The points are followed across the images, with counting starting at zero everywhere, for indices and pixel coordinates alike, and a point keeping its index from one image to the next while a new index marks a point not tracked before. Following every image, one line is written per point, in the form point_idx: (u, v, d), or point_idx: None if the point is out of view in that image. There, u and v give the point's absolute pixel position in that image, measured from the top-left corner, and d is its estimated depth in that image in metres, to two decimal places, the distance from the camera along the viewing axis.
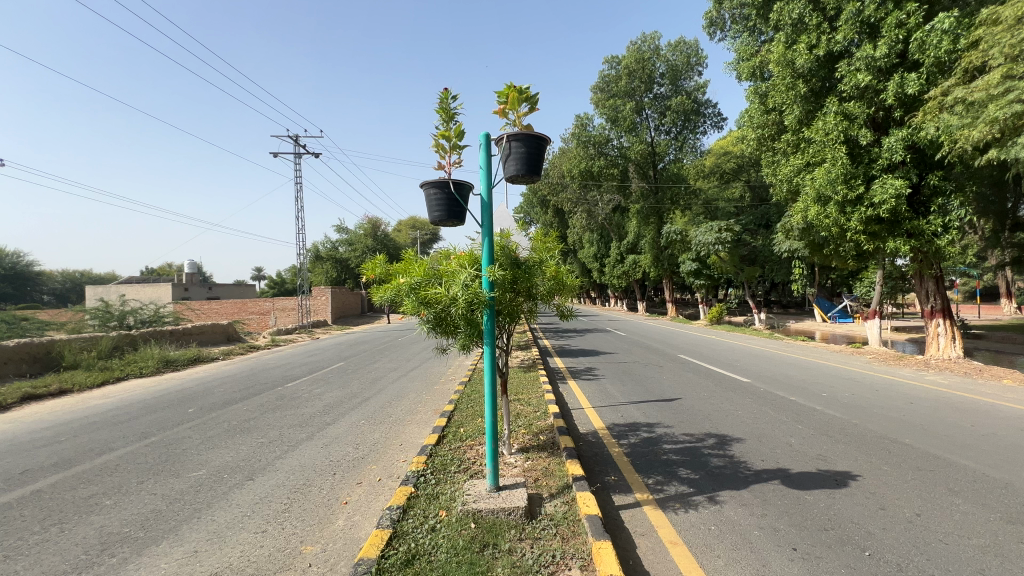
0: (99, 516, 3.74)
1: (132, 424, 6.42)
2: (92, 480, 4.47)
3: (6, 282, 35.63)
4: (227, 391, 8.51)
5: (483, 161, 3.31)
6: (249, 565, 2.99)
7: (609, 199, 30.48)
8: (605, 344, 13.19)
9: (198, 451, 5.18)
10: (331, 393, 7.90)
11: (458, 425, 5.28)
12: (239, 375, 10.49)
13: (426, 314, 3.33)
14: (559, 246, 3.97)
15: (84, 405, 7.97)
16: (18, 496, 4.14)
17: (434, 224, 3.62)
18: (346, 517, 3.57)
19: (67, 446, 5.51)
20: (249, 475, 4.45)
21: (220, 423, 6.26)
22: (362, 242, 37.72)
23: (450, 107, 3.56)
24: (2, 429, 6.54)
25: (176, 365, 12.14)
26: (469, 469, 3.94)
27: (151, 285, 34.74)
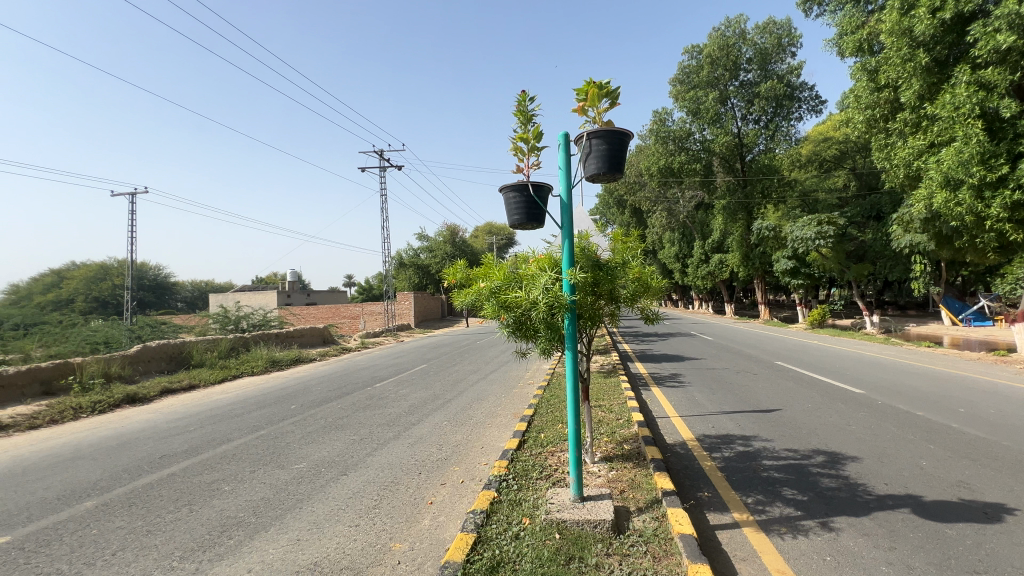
0: (219, 500, 4.18)
1: (246, 418, 7.14)
2: (214, 467, 5.01)
3: (150, 291, 41.84)
4: (324, 390, 9.20)
5: (562, 161, 3.24)
6: (344, 557, 3.15)
7: (691, 195, 29.11)
8: (690, 349, 12.48)
9: (299, 445, 5.63)
10: (415, 394, 8.24)
11: (538, 430, 5.24)
12: (334, 375, 11.31)
13: (506, 318, 3.32)
14: (640, 246, 3.80)
15: (208, 399, 9.03)
16: (158, 478, 4.76)
17: (513, 227, 3.60)
18: (431, 517, 3.67)
19: (195, 435, 6.27)
20: (343, 469, 4.75)
21: (318, 420, 6.77)
22: (441, 248, 39.28)
23: (528, 108, 3.53)
24: (144, 418, 7.57)
25: (281, 365, 13.40)
26: (551, 476, 3.88)
27: (263, 292, 38.84)
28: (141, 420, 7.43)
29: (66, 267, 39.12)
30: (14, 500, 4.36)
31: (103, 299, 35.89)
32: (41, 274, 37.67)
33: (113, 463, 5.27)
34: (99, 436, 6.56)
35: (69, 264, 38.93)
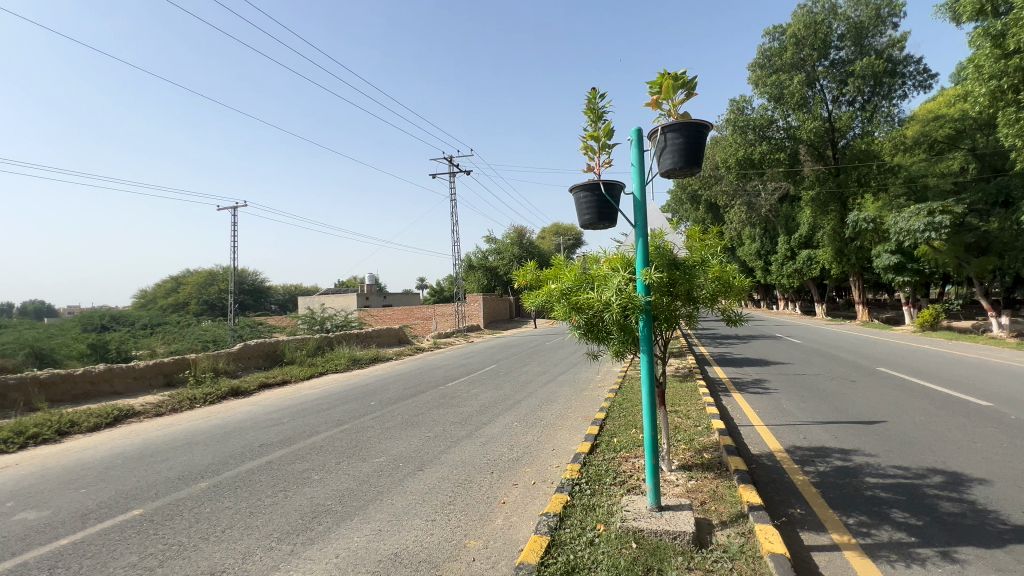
0: (310, 487, 4.52)
1: (331, 412, 7.67)
2: (305, 457, 5.43)
3: (249, 295, 46.32)
4: (400, 388, 9.64)
5: (635, 158, 3.15)
6: (422, 550, 3.27)
7: (774, 187, 27.47)
8: (775, 353, 11.60)
9: (379, 440, 5.94)
10: (486, 394, 8.40)
11: (610, 434, 5.11)
12: (409, 374, 11.82)
13: (577, 319, 3.27)
14: (720, 243, 3.59)
15: (298, 394, 9.82)
16: (258, 464, 5.25)
17: (583, 227, 3.54)
18: (505, 516, 3.70)
19: (288, 427, 6.83)
20: (419, 465, 4.94)
21: (395, 417, 7.10)
22: (509, 250, 39.73)
23: (598, 106, 3.47)
24: (245, 410, 8.37)
25: (361, 363, 14.24)
26: (626, 483, 3.77)
27: (344, 295, 41.56)
28: (243, 411, 8.22)
29: (182, 274, 44.31)
30: (145, 477, 5.01)
31: (211, 301, 40.24)
32: (163, 280, 43.03)
33: (222, 449, 5.88)
34: (210, 424, 7.36)
35: (184, 271, 44.13)
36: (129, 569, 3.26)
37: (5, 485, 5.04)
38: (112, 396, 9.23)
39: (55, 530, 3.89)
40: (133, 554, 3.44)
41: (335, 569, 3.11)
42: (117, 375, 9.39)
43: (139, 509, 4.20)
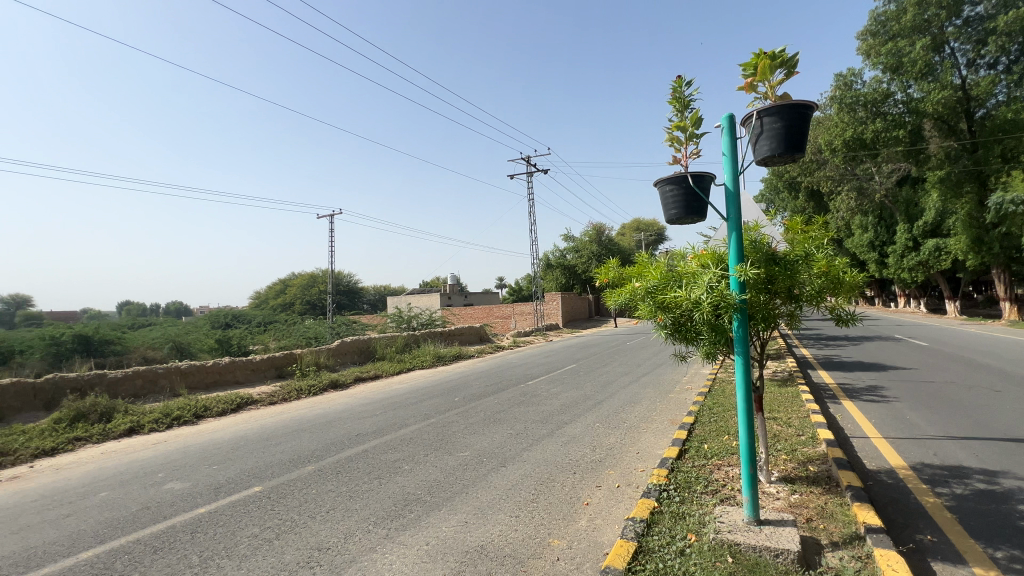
0: (401, 477, 4.79)
1: (419, 407, 8.10)
2: (396, 448, 5.77)
3: (345, 295, 50.24)
4: (482, 385, 9.91)
5: (726, 146, 2.95)
6: (507, 545, 3.33)
7: (891, 169, 24.32)
8: (894, 357, 10.26)
9: (464, 435, 6.15)
10: (566, 393, 8.37)
11: (700, 440, 4.85)
12: (490, 371, 12.10)
13: (663, 319, 3.13)
14: (827, 236, 3.26)
15: (390, 388, 10.49)
16: (356, 452, 5.68)
17: (669, 223, 3.39)
18: (588, 518, 3.65)
19: (381, 419, 7.31)
20: (502, 461, 5.05)
21: (479, 413, 7.31)
22: (587, 248, 39.17)
23: (684, 94, 3.30)
24: (343, 402, 9.10)
25: (445, 360, 14.85)
26: (719, 492, 3.55)
27: (428, 295, 43.60)
28: (342, 402, 8.95)
29: (289, 276, 49.18)
30: (262, 458, 5.64)
31: (313, 301, 44.21)
32: (273, 283, 48.08)
33: (324, 436, 6.45)
34: (314, 414, 8.09)
35: (290, 274, 48.98)
36: (252, 539, 3.69)
37: (157, 459, 5.93)
38: (235, 386, 10.51)
39: (194, 500, 4.51)
40: (255, 526, 3.89)
41: (425, 555, 3.27)
42: (239, 367, 10.67)
43: (258, 486, 4.73)
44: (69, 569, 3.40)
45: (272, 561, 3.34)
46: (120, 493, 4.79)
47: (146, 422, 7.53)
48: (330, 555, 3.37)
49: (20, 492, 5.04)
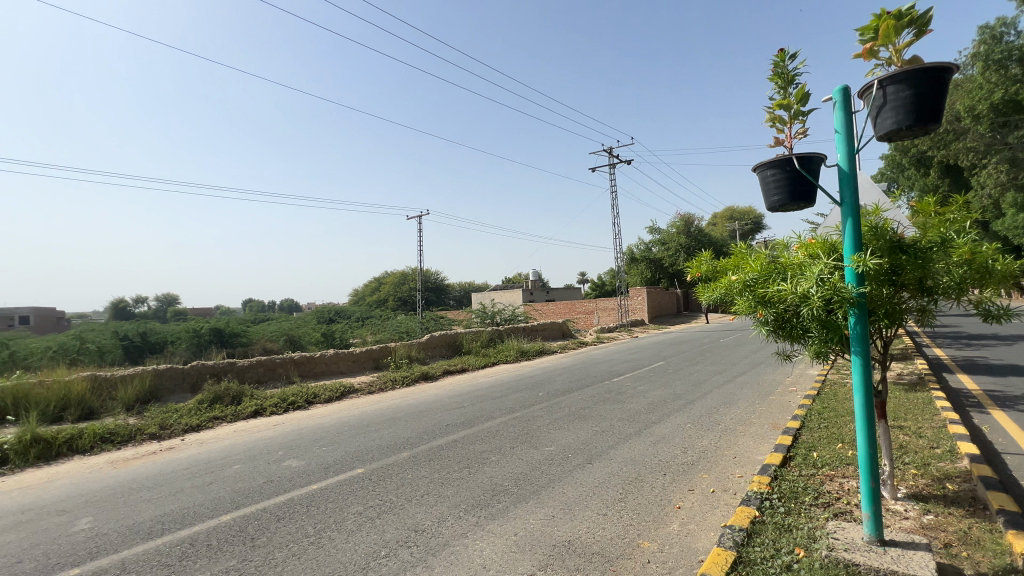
0: (489, 468, 4.95)
1: (505, 400, 8.29)
2: (484, 439, 5.97)
3: (433, 292, 52.77)
4: (566, 380, 9.89)
5: (839, 123, 2.66)
6: (595, 543, 3.30)
7: None
8: None
9: (549, 430, 6.18)
10: (654, 392, 8.07)
11: (808, 448, 4.42)
12: (574, 367, 12.03)
13: (764, 315, 2.88)
14: (969, 217, 2.80)
15: (476, 381, 10.86)
16: (446, 442, 5.96)
17: (771, 210, 3.11)
18: (680, 523, 3.50)
19: (468, 411, 7.59)
20: (588, 458, 5.00)
21: (563, 409, 7.30)
22: (674, 240, 37.40)
23: (788, 68, 3.01)
24: (434, 393, 9.58)
25: (529, 355, 15.04)
26: (832, 506, 3.22)
27: (511, 291, 44.36)
28: (432, 394, 9.43)
29: (383, 275, 52.71)
30: (364, 443, 6.13)
31: (404, 298, 46.99)
32: (369, 281, 51.96)
33: (418, 425, 6.85)
34: (408, 404, 8.61)
35: (384, 273, 52.49)
36: (357, 516, 4.03)
37: (278, 439, 6.70)
38: (339, 375, 11.52)
39: (309, 477, 5.03)
40: (358, 504, 4.24)
41: (514, 546, 3.35)
42: (342, 358, 11.69)
43: (361, 468, 5.15)
44: (213, 528, 3.96)
45: (374, 538, 3.62)
46: (249, 467, 5.48)
47: (267, 405, 8.53)
48: (425, 537, 3.58)
49: (173, 461, 5.95)
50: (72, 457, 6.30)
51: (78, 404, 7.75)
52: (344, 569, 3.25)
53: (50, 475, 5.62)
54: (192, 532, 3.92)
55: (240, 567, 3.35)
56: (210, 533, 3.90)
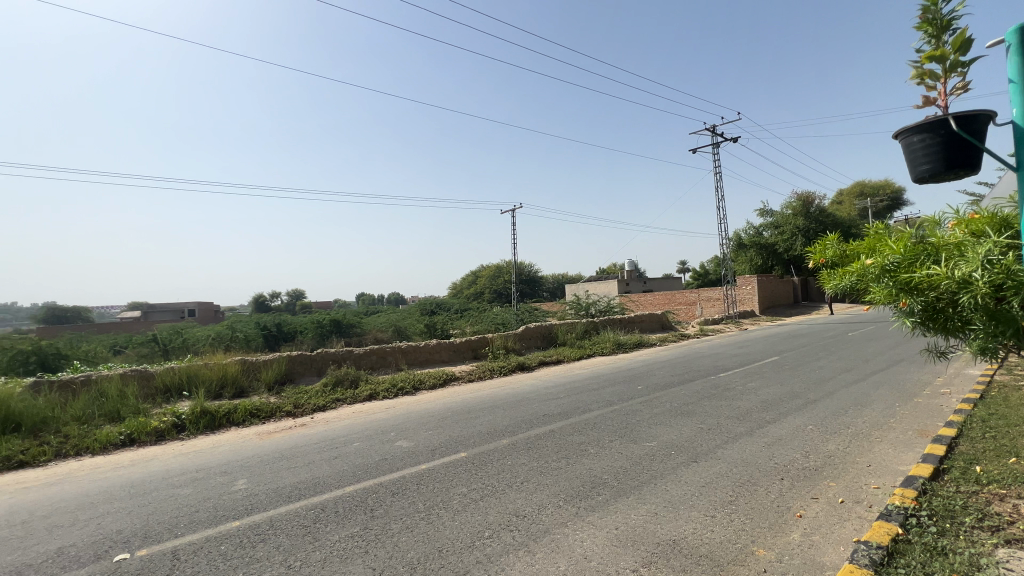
0: (588, 459, 4.92)
1: (602, 392, 8.16)
2: (581, 431, 5.95)
3: (527, 284, 53.52)
4: (666, 374, 9.46)
5: (1015, 71, 2.19)
6: (702, 545, 3.14)
7: None
8: None
9: (648, 425, 5.98)
10: (767, 389, 7.40)
11: (969, 460, 3.76)
12: (675, 361, 11.45)
13: (909, 305, 2.50)
14: None
15: (572, 373, 10.85)
16: (544, 431, 6.05)
17: (921, 182, 2.66)
18: (801, 533, 3.20)
19: (565, 402, 7.61)
20: (694, 456, 4.75)
21: (664, 403, 7.01)
22: (789, 223, 33.75)
23: (942, 13, 2.54)
24: (530, 383, 9.75)
25: (626, 347, 14.64)
26: (1004, 529, 2.71)
27: (605, 282, 43.42)
28: (529, 384, 9.61)
29: (479, 269, 54.57)
30: (466, 429, 6.44)
31: (499, 290, 48.25)
32: (467, 275, 54.21)
33: (516, 414, 7.03)
34: (506, 393, 8.87)
35: (480, 267, 54.33)
36: (462, 497, 4.26)
37: (390, 421, 7.31)
38: (441, 364, 12.22)
39: (417, 457, 5.42)
40: (463, 486, 4.49)
41: (615, 540, 3.31)
42: (443, 347, 12.38)
43: (463, 452, 5.43)
44: (339, 498, 4.45)
45: (479, 519, 3.80)
46: (367, 445, 6.05)
47: (380, 390, 9.34)
48: (526, 523, 3.68)
49: (306, 436, 6.79)
50: (229, 428, 7.47)
51: (232, 383, 9.17)
52: (452, 544, 3.46)
53: (215, 442, 6.72)
54: (323, 499, 4.45)
55: (363, 534, 3.73)
56: (337, 501, 4.38)
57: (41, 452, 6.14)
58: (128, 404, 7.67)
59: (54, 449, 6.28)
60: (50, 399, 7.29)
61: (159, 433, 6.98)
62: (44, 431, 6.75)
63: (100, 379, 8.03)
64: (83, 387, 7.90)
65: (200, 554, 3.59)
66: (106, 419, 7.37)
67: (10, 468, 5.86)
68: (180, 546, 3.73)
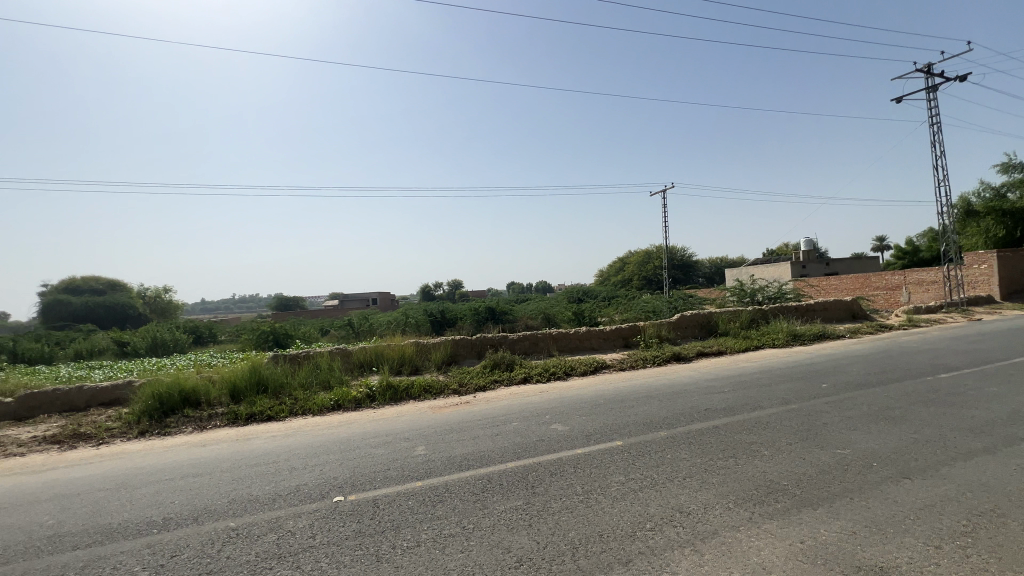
0: (761, 461, 4.45)
1: (777, 389, 7.26)
2: (752, 430, 5.39)
3: (680, 270, 50.13)
4: (861, 372, 7.99)
5: None
6: None
7: None
8: None
9: (839, 429, 5.13)
10: (1018, 398, 5.73)
11: None
12: (873, 356, 9.59)
13: None
14: None
15: (736, 365, 9.86)
16: (706, 427, 5.63)
17: None
18: None
19: (730, 397, 6.96)
20: (905, 472, 3.94)
21: (859, 406, 5.94)
22: None
23: None
24: (687, 374, 9.18)
25: (804, 339, 12.75)
26: None
27: (775, 264, 38.28)
28: (686, 376, 9.03)
29: (627, 255, 52.93)
30: (621, 417, 6.34)
31: (649, 277, 46.07)
32: (615, 262, 53.16)
33: (674, 406, 6.68)
34: (662, 384, 8.48)
35: (629, 253, 52.65)
36: (620, 485, 4.22)
37: (545, 404, 7.58)
38: (592, 351, 12.24)
39: (573, 441, 5.53)
40: (621, 474, 4.45)
41: (800, 554, 2.95)
42: (594, 335, 12.37)
43: (619, 441, 5.37)
44: (502, 471, 4.81)
45: (639, 510, 3.73)
46: (525, 425, 6.39)
47: (534, 374, 9.77)
48: (691, 520, 3.49)
49: (471, 413, 7.45)
50: (409, 400, 8.61)
51: (409, 362, 10.54)
52: (612, 531, 3.47)
53: (399, 412, 7.82)
54: (488, 472, 4.85)
55: (525, 508, 3.97)
56: (500, 474, 4.74)
57: (281, 409, 7.90)
58: (335, 375, 9.39)
59: (289, 408, 8.02)
60: (284, 368, 9.31)
61: (357, 401, 8.39)
62: (282, 393, 8.68)
63: (316, 354, 9.98)
64: (304, 360, 9.90)
65: (394, 505, 4.23)
66: (321, 386, 9.14)
67: (263, 420, 7.67)
68: (379, 496, 4.44)
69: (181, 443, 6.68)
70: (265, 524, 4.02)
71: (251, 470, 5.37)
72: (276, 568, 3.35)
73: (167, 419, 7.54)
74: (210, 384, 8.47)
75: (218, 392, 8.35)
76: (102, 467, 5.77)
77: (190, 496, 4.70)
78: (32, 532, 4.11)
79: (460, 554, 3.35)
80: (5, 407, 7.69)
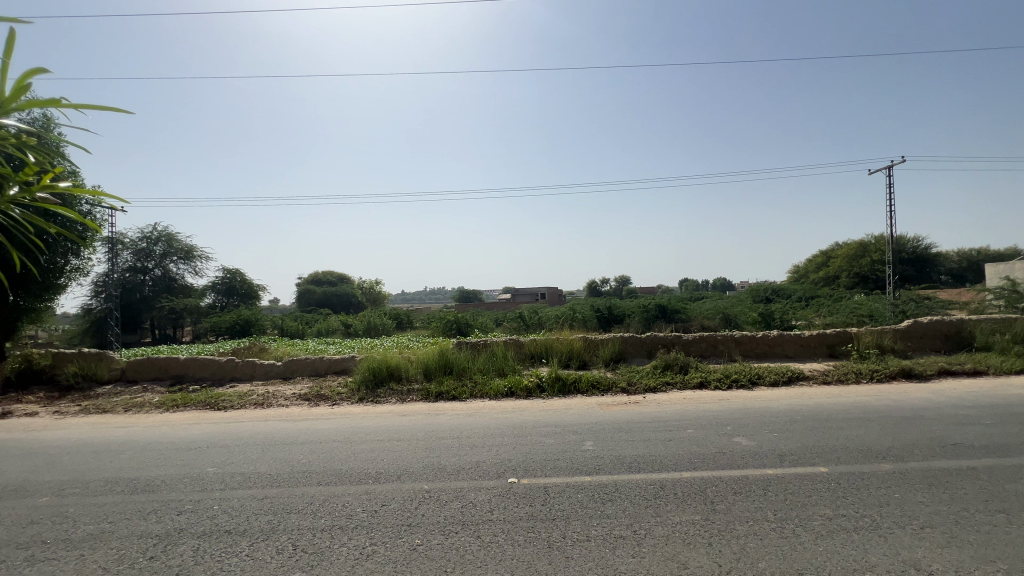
0: None
1: None
2: None
3: (911, 265, 39.93)
4: None
5: None
6: None
7: None
8: None
9: None
10: None
11: None
12: None
13: None
14: None
15: (1004, 391, 7.42)
16: (957, 466, 4.37)
17: None
18: None
19: (997, 432, 5.26)
20: None
21: None
22: None
23: None
24: (921, 397, 7.27)
25: None
26: None
27: None
28: (920, 398, 7.16)
29: (834, 248, 44.35)
30: (827, 440, 5.33)
31: (864, 275, 37.89)
32: (816, 256, 45.13)
33: (905, 435, 5.33)
34: (884, 404, 6.88)
35: (836, 246, 44.08)
36: (825, 520, 3.54)
37: (725, 414, 6.85)
38: (784, 359, 10.63)
39: (763, 460, 4.86)
40: (826, 507, 3.73)
41: None
42: (787, 340, 10.71)
43: (824, 467, 4.52)
44: (676, 481, 4.48)
45: (853, 555, 3.08)
46: (702, 434, 5.86)
47: (712, 379, 8.92)
48: None
49: (640, 414, 7.17)
50: (577, 394, 8.70)
51: (577, 357, 10.66)
52: (816, 572, 2.94)
53: (567, 405, 7.96)
54: (662, 478, 4.58)
55: (703, 524, 3.63)
56: (675, 483, 4.43)
57: (462, 391, 8.79)
58: (509, 364, 10.06)
59: (469, 390, 8.88)
60: (466, 354, 10.34)
61: (528, 390, 8.83)
62: (464, 376, 9.66)
63: (492, 343, 10.83)
64: (482, 347, 10.83)
65: (563, 496, 4.32)
66: (496, 372, 9.90)
67: (448, 399, 8.64)
68: (550, 485, 4.58)
69: (388, 411, 7.97)
70: (451, 492, 4.51)
71: (439, 442, 6.08)
72: (461, 533, 3.73)
73: (378, 390, 9.07)
74: (409, 363, 9.89)
75: (414, 370, 9.71)
76: (334, 424, 7.22)
77: (395, 457, 5.55)
78: (294, 466, 5.37)
79: (632, 559, 3.23)
80: (277, 369, 10.24)
